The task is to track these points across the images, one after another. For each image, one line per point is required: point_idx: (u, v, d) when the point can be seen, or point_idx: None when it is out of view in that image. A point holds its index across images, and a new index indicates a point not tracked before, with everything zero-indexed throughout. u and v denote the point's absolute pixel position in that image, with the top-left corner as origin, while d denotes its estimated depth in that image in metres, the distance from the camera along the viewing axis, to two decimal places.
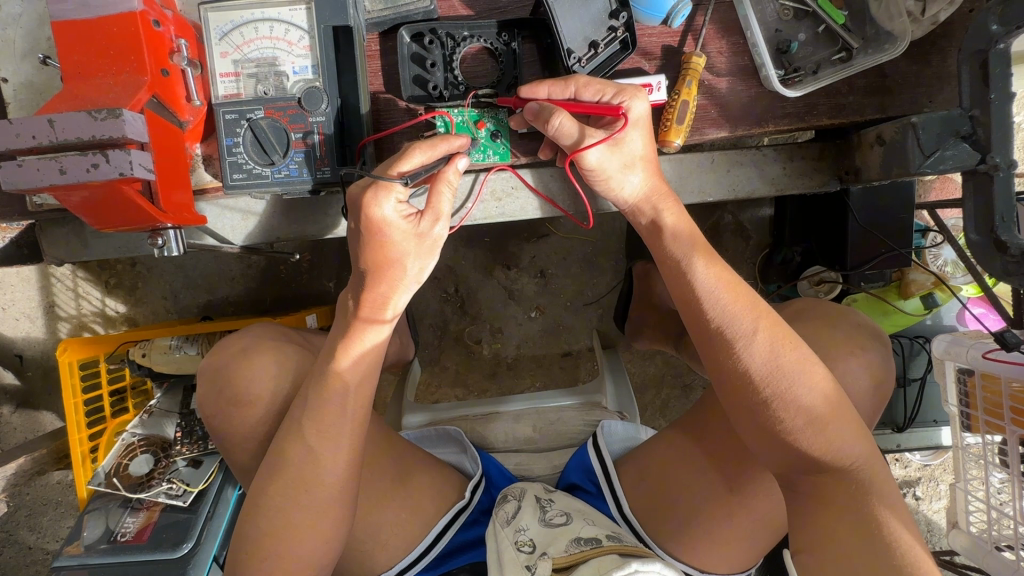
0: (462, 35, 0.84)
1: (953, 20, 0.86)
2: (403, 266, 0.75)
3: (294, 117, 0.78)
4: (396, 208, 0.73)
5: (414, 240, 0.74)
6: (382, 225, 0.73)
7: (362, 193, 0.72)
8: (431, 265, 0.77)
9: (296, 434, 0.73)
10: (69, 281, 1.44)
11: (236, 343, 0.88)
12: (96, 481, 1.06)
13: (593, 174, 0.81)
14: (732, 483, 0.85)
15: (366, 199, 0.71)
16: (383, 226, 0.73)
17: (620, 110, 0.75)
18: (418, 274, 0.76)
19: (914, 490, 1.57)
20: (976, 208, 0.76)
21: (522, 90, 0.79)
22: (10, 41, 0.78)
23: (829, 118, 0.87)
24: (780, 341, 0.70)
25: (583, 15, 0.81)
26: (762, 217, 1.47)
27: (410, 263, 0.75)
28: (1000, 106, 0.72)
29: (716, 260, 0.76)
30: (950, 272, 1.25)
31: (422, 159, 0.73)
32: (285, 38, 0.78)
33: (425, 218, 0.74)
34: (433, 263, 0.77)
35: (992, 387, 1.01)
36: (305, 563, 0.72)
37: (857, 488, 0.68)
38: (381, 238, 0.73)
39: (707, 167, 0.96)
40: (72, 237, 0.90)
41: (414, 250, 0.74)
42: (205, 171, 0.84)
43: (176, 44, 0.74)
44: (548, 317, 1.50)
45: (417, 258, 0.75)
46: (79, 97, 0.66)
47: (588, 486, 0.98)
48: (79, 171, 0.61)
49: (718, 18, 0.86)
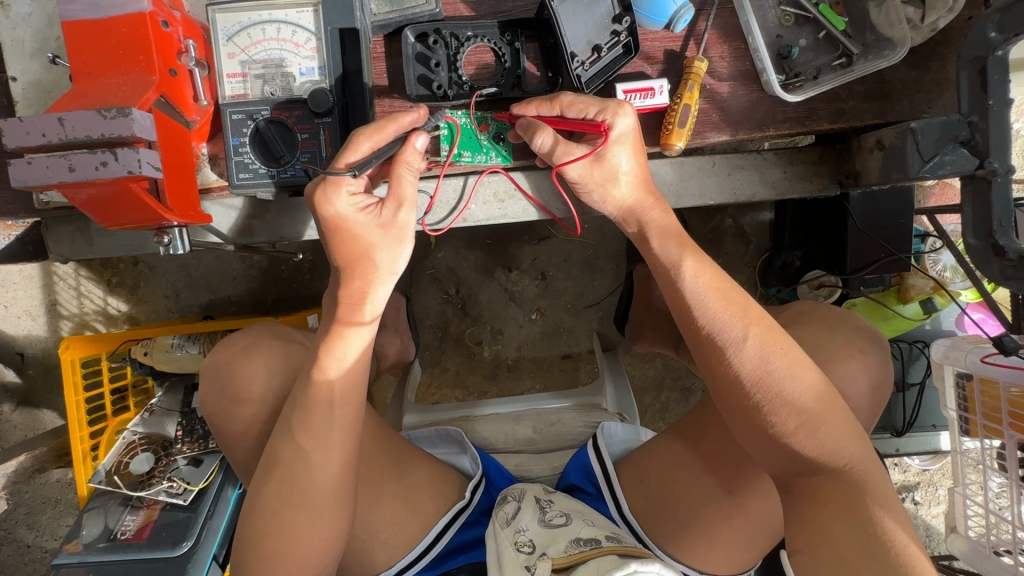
0: (466, 35, 0.85)
1: (953, 27, 0.87)
2: (373, 259, 0.75)
3: (300, 118, 0.79)
4: (350, 201, 0.73)
5: (379, 230, 0.75)
6: (340, 221, 0.74)
7: (315, 190, 0.73)
8: (405, 254, 0.77)
9: (286, 436, 0.73)
10: (72, 279, 1.45)
11: (237, 342, 0.88)
12: (97, 479, 1.07)
13: (581, 188, 0.83)
14: (731, 485, 0.85)
15: (319, 198, 0.73)
16: (342, 222, 0.74)
17: (602, 129, 0.76)
18: (392, 264, 0.76)
19: (913, 495, 1.57)
20: (974, 213, 0.76)
21: (512, 108, 0.81)
22: (19, 40, 0.79)
23: (830, 123, 0.88)
24: (770, 345, 0.70)
25: (587, 19, 0.83)
26: (762, 220, 1.48)
27: (381, 254, 0.75)
28: (999, 112, 0.72)
29: (705, 261, 0.77)
30: (949, 277, 1.27)
31: (369, 148, 0.73)
32: (293, 40, 0.79)
33: (386, 207, 0.75)
34: (406, 250, 0.77)
35: (991, 391, 1.02)
36: (307, 560, 0.73)
37: (853, 490, 0.68)
38: (343, 234, 0.74)
39: (708, 169, 0.96)
40: (77, 235, 0.91)
41: (380, 240, 0.75)
42: (210, 171, 0.85)
43: (184, 45, 0.75)
44: (549, 319, 1.51)
45: (386, 248, 0.75)
46: (87, 95, 0.66)
47: (587, 486, 0.98)
48: (88, 169, 0.61)
49: (720, 23, 0.87)
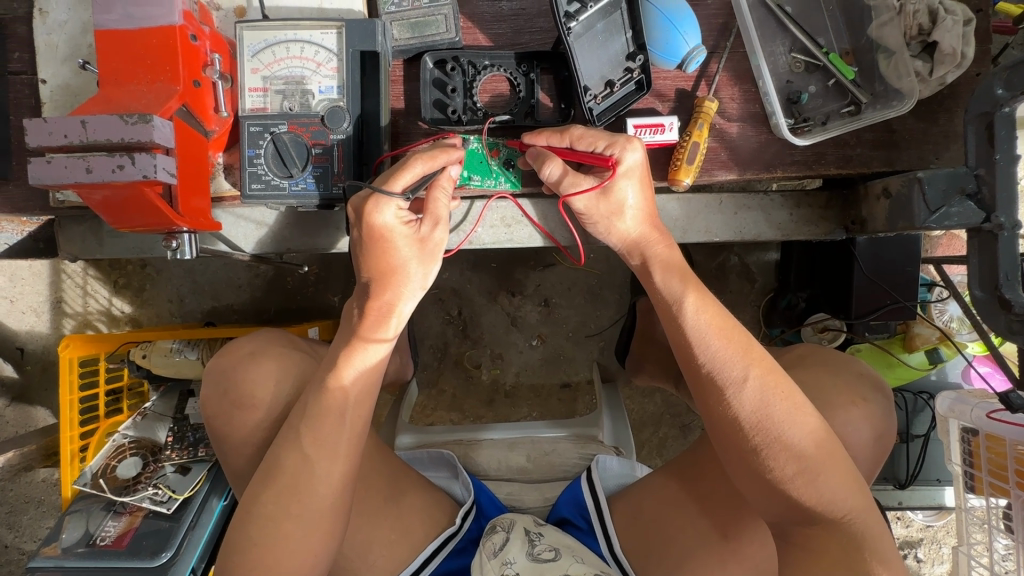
0: (483, 64, 0.87)
1: (961, 81, 0.88)
2: (406, 274, 0.77)
3: (315, 133, 0.81)
4: (396, 214, 0.75)
5: (416, 245, 0.77)
6: (383, 231, 0.75)
7: (364, 202, 0.74)
8: (435, 271, 0.79)
9: (292, 441, 0.72)
10: (79, 278, 1.46)
11: (243, 347, 0.88)
12: (82, 482, 1.06)
13: (587, 218, 0.83)
14: (725, 529, 0.83)
15: (368, 208, 0.74)
16: (385, 234, 0.75)
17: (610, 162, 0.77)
18: (422, 279, 0.78)
19: (916, 552, 1.52)
20: (980, 267, 0.76)
21: (524, 136, 0.83)
22: (53, 45, 0.82)
23: (838, 168, 0.89)
24: (772, 389, 0.69)
25: (601, 56, 0.85)
26: (767, 260, 1.48)
27: (414, 269, 0.77)
28: (1006, 167, 0.73)
29: (708, 299, 0.76)
30: (956, 328, 1.26)
31: (421, 170, 0.75)
32: (314, 59, 0.81)
33: (425, 223, 0.77)
34: (436, 267, 0.79)
35: (997, 448, 0.99)
36: (298, 573, 0.70)
37: (850, 542, 0.66)
38: (384, 245, 0.76)
39: (715, 207, 0.97)
40: (90, 235, 0.92)
41: (416, 254, 0.77)
42: (224, 180, 0.86)
43: (210, 58, 0.77)
44: (549, 346, 1.50)
45: (420, 263, 0.77)
46: (111, 101, 0.68)
47: (579, 521, 0.95)
48: (105, 171, 0.63)
49: (731, 66, 0.89)
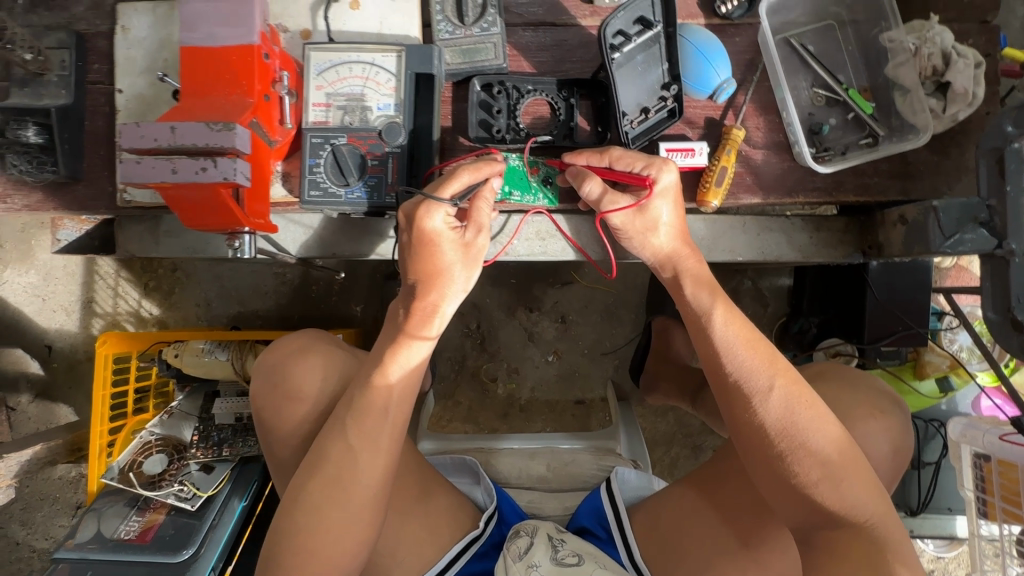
0: (526, 89, 0.94)
1: (973, 119, 0.94)
2: (451, 277, 0.81)
3: (372, 146, 0.87)
4: (444, 220, 0.80)
5: (460, 250, 0.82)
6: (432, 235, 0.80)
7: (414, 208, 0.79)
8: (476, 275, 0.84)
9: (338, 432, 0.76)
10: (111, 279, 1.51)
11: (291, 344, 0.92)
12: (110, 476, 1.11)
13: (623, 233, 0.88)
14: (747, 538, 0.86)
15: (419, 213, 0.79)
16: (433, 238, 0.80)
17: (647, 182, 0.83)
18: (465, 282, 0.83)
19: None
20: (993, 291, 0.80)
21: (565, 156, 0.89)
22: (132, 58, 0.89)
23: (856, 196, 0.94)
24: (796, 398, 0.72)
25: (639, 84, 0.91)
26: (780, 286, 1.52)
27: (458, 272, 0.82)
28: (1017, 198, 0.77)
29: (735, 312, 0.80)
30: (965, 357, 1.28)
31: (468, 180, 0.81)
32: (375, 79, 0.88)
33: (469, 230, 0.82)
34: (478, 272, 0.84)
35: (1011, 474, 1.01)
36: (338, 562, 0.73)
37: (874, 547, 0.69)
38: (431, 249, 0.80)
39: (738, 229, 1.02)
40: (145, 235, 0.98)
41: (460, 258, 0.82)
42: (280, 187, 0.92)
43: (279, 75, 0.84)
44: (565, 362, 1.54)
45: (463, 266, 0.82)
46: (193, 111, 0.74)
47: (598, 530, 0.98)
48: (189, 172, 0.68)
49: (757, 97, 0.95)
